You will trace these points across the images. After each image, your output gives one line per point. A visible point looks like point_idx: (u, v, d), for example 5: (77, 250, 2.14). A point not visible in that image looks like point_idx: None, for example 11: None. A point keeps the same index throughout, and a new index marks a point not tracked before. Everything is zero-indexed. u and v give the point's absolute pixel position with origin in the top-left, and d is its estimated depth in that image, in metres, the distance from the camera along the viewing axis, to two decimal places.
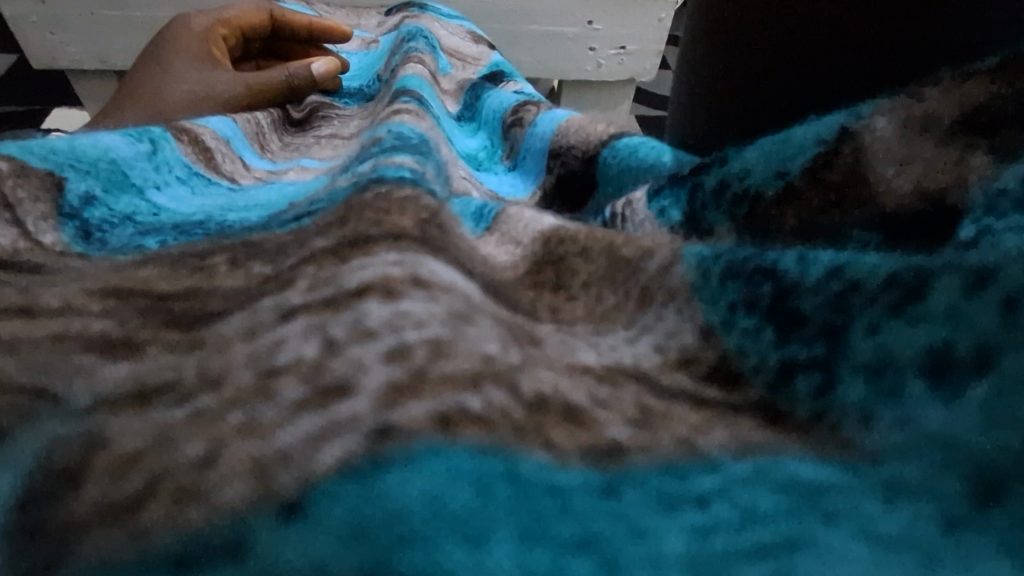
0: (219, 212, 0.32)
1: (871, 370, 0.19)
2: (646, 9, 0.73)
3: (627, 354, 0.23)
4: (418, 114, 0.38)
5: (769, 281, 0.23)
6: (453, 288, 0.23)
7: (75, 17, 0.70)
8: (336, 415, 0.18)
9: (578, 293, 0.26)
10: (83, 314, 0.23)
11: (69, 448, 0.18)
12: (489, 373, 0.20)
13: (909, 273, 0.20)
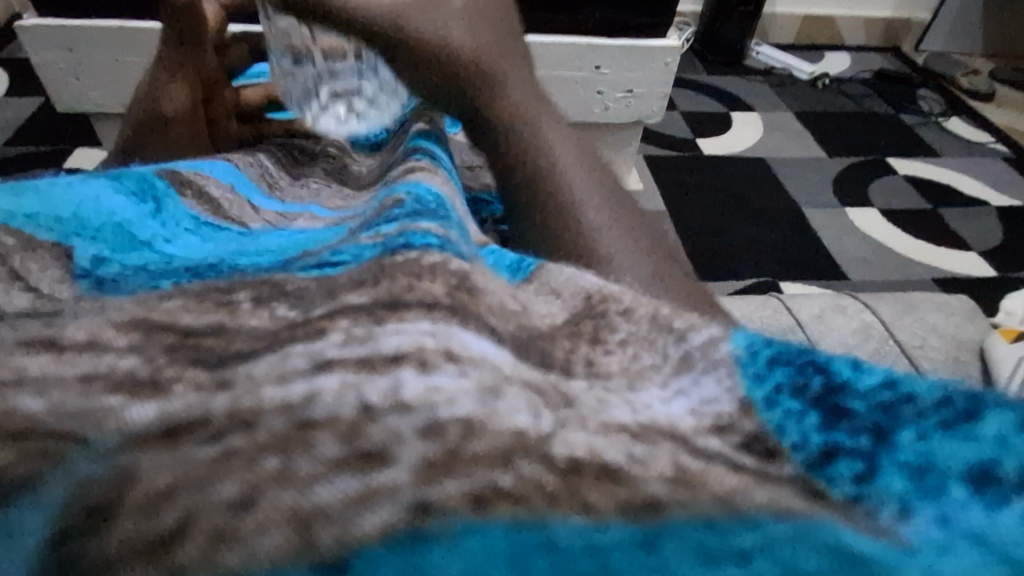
0: (233, 257, 0.32)
1: (913, 469, 0.22)
2: (653, 56, 0.74)
3: (663, 413, 0.23)
4: (433, 172, 0.38)
5: (821, 375, 0.25)
6: (482, 359, 0.23)
7: (98, 65, 0.72)
8: (374, 481, 0.19)
9: (615, 348, 0.26)
10: (108, 349, 0.23)
11: (102, 483, 0.19)
12: (522, 449, 0.21)
13: (960, 399, 0.23)
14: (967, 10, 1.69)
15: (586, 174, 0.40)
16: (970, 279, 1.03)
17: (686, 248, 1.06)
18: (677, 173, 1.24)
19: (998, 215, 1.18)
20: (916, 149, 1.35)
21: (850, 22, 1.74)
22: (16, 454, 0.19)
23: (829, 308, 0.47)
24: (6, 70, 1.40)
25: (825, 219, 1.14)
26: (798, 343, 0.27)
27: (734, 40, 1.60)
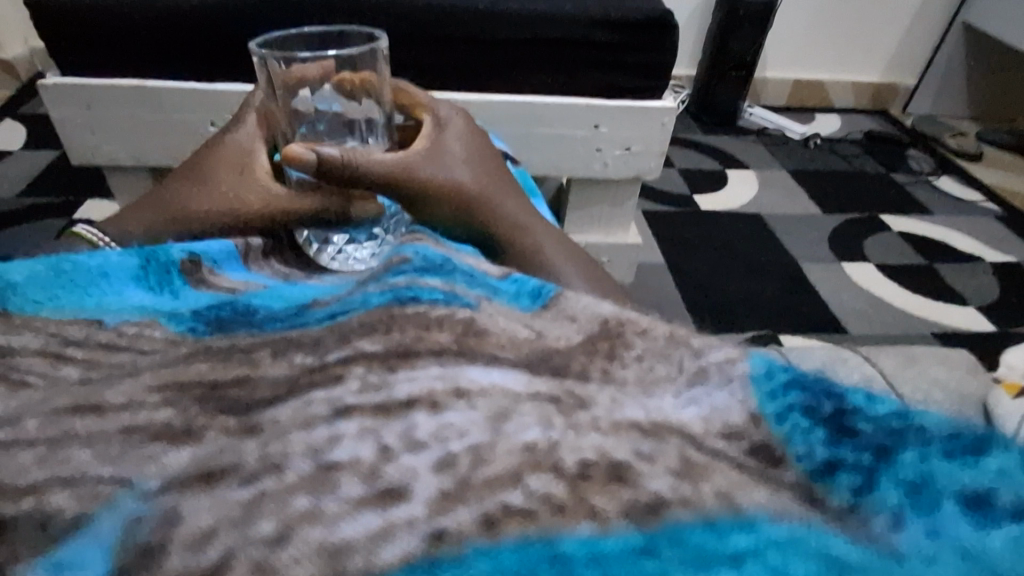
0: (250, 300, 0.32)
1: (911, 485, 0.22)
2: (649, 115, 0.77)
3: (673, 415, 0.25)
4: (437, 241, 0.39)
5: (832, 399, 0.25)
6: (490, 390, 0.25)
7: (114, 121, 0.75)
8: (394, 517, 0.21)
9: (630, 363, 0.27)
10: (144, 405, 0.25)
11: (149, 527, 0.21)
12: (532, 466, 0.22)
13: (966, 435, 0.24)
14: (952, 75, 1.76)
15: (574, 268, 0.43)
16: (969, 334, 1.03)
17: (687, 301, 1.06)
18: (676, 228, 1.26)
19: (994, 271, 1.19)
20: (909, 206, 1.38)
21: (840, 86, 1.81)
22: (76, 499, 0.22)
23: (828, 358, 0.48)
24: (24, 126, 1.45)
25: (822, 274, 1.16)
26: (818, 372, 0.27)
27: (729, 103, 1.66)
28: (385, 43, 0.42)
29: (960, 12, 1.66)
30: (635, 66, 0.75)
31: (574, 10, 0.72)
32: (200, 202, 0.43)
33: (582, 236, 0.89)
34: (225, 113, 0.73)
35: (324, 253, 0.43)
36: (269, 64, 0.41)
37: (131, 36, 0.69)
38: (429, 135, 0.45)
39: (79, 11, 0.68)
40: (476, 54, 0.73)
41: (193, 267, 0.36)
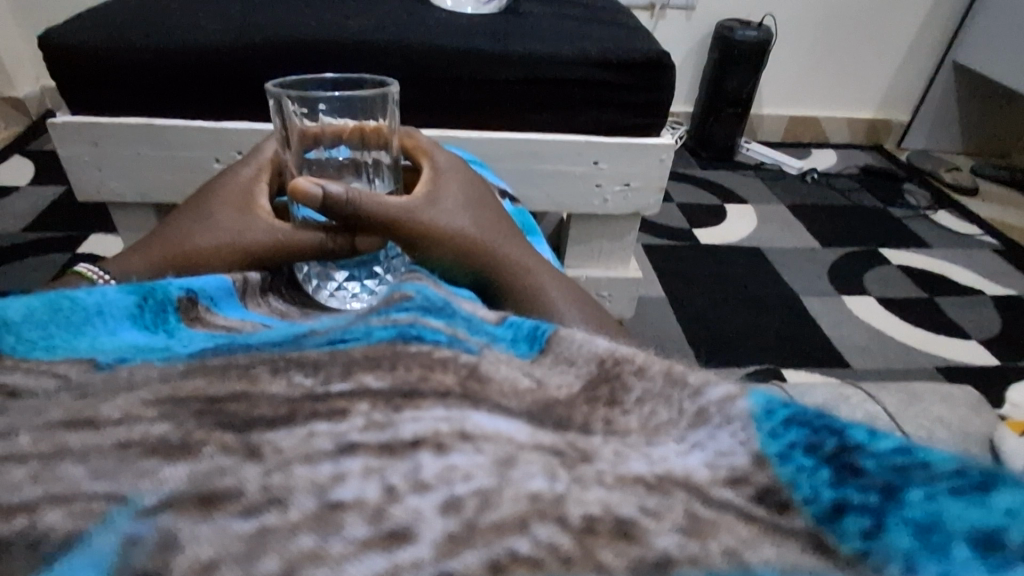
0: (249, 338, 0.32)
1: (921, 527, 0.19)
2: (648, 152, 0.78)
3: (678, 465, 0.23)
4: (433, 282, 0.39)
5: (835, 436, 0.23)
6: (498, 435, 0.24)
7: (121, 160, 0.76)
8: (398, 559, 0.19)
9: (632, 408, 0.26)
10: (139, 419, 0.24)
11: (146, 551, 0.19)
12: (537, 514, 0.20)
13: (977, 472, 0.21)
14: (944, 113, 1.80)
15: (577, 310, 0.43)
16: (974, 368, 1.02)
17: (688, 336, 1.06)
18: (677, 262, 1.26)
19: (995, 304, 1.19)
20: (908, 239, 1.39)
21: (835, 122, 1.84)
22: (66, 515, 0.20)
23: (833, 395, 0.48)
24: (33, 162, 1.48)
25: (823, 307, 1.16)
26: (825, 412, 0.25)
27: (726, 138, 1.69)
28: (397, 90, 0.43)
29: (949, 52, 1.71)
30: (632, 105, 0.77)
31: (572, 51, 0.74)
32: (201, 240, 0.43)
33: (582, 271, 0.89)
34: (231, 151, 0.75)
35: (323, 291, 0.44)
36: (285, 107, 0.41)
37: (143, 75, 0.71)
38: (429, 180, 0.46)
39: (93, 51, 0.69)
40: (477, 93, 0.74)
41: (190, 306, 0.37)
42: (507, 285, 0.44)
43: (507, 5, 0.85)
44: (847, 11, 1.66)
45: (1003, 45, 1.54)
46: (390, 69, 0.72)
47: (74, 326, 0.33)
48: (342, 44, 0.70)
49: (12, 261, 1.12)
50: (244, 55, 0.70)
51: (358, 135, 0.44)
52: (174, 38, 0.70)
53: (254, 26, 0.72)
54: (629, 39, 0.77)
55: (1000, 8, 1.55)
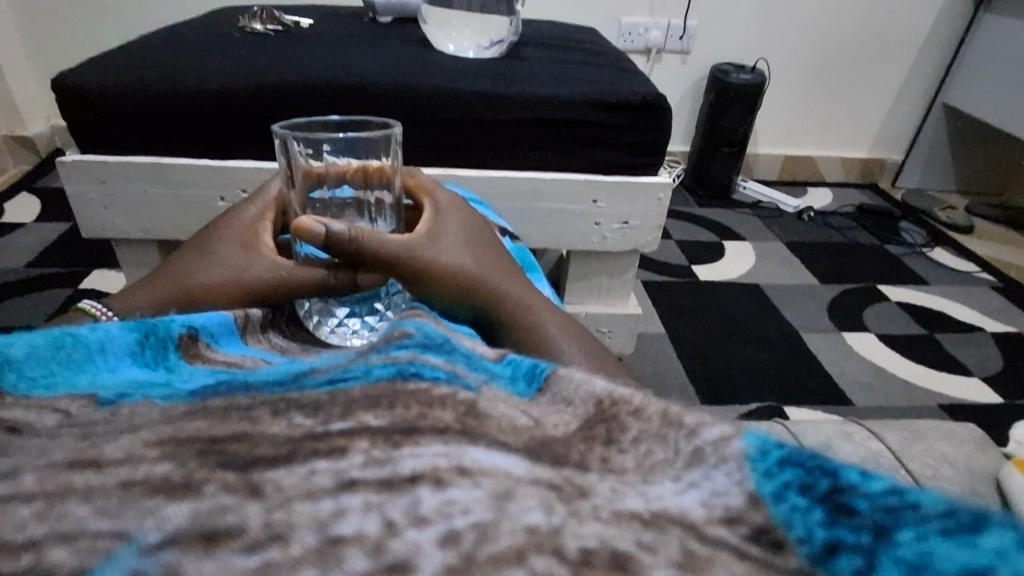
0: (249, 376, 0.32)
1: (912, 566, 0.19)
2: (645, 191, 0.80)
3: (674, 503, 0.23)
4: (434, 319, 0.39)
5: (828, 478, 0.23)
6: (497, 471, 0.24)
7: (128, 198, 0.77)
8: None
9: (628, 447, 0.26)
10: (143, 459, 0.24)
11: None
12: (535, 548, 0.20)
13: (966, 513, 0.21)
14: (936, 153, 1.84)
15: (576, 347, 0.44)
16: (976, 405, 1.02)
17: (689, 372, 1.06)
18: (676, 299, 1.27)
19: (995, 341, 1.19)
20: (906, 277, 1.40)
21: (829, 162, 1.88)
22: (72, 552, 0.20)
23: (834, 434, 0.47)
24: (40, 199, 1.50)
25: (824, 344, 1.16)
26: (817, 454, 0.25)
27: (722, 177, 1.72)
28: (400, 132, 0.44)
29: (938, 94, 1.75)
30: (631, 145, 0.79)
31: (570, 93, 0.75)
32: (205, 277, 0.44)
33: (581, 306, 0.90)
34: (236, 189, 0.76)
35: (323, 327, 0.45)
36: (291, 148, 0.42)
37: (152, 116, 0.73)
38: (430, 218, 0.47)
39: (105, 93, 0.71)
40: (478, 133, 0.76)
41: (190, 343, 0.37)
42: (506, 321, 0.44)
43: (508, 50, 0.88)
44: (838, 55, 1.72)
45: (991, 88, 1.58)
46: (393, 111, 0.74)
47: (75, 363, 0.33)
48: (347, 87, 0.72)
49: (14, 296, 1.13)
50: (252, 98, 0.72)
51: (361, 174, 0.45)
52: (183, 80, 0.72)
53: (261, 69, 0.74)
54: (626, 82, 0.80)
55: (987, 53, 1.60)
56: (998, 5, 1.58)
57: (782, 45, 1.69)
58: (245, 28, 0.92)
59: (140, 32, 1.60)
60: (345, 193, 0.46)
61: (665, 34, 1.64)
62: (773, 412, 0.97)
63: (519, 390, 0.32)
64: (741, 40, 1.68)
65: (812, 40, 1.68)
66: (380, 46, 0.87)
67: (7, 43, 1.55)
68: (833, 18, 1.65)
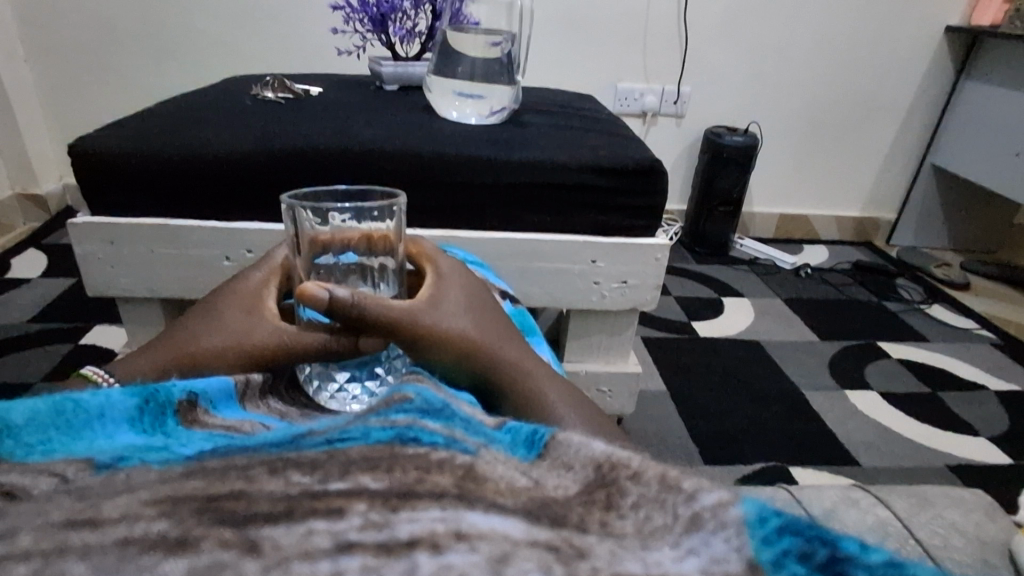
0: (247, 438, 0.32)
1: None
2: (644, 252, 0.81)
3: (673, 570, 0.23)
4: (435, 385, 0.39)
5: (827, 548, 0.24)
6: (494, 534, 0.24)
7: (135, 258, 0.78)
8: None
9: (628, 512, 0.26)
10: (140, 517, 0.24)
11: None
12: None
13: None
14: (928, 212, 1.88)
15: (575, 413, 0.44)
16: (984, 466, 1.00)
17: (691, 431, 1.04)
18: (676, 356, 1.27)
19: (999, 399, 1.18)
20: (905, 334, 1.40)
21: (824, 220, 1.91)
22: None
23: (840, 499, 0.47)
24: (47, 255, 1.52)
25: (826, 402, 1.15)
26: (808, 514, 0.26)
27: (718, 234, 1.75)
28: (404, 201, 0.46)
29: (927, 155, 1.80)
30: (628, 208, 0.81)
31: (568, 158, 0.78)
32: (208, 342, 0.44)
33: (581, 365, 0.90)
34: (242, 249, 0.78)
35: (323, 391, 0.45)
36: (298, 215, 0.43)
37: (162, 180, 0.75)
38: (433, 282, 0.48)
39: (118, 157, 0.74)
40: (478, 196, 0.78)
41: (189, 409, 0.37)
42: (505, 386, 0.44)
43: (509, 116, 0.91)
44: (827, 119, 1.78)
45: (977, 150, 1.63)
46: (395, 177, 0.76)
47: (74, 429, 0.33)
48: (351, 154, 0.75)
49: (14, 352, 1.13)
50: (261, 163, 0.74)
51: (366, 242, 0.46)
52: (194, 147, 0.74)
53: (270, 136, 0.77)
54: (622, 148, 0.82)
55: (971, 117, 1.66)
56: (978, 72, 1.64)
57: (773, 109, 1.75)
58: (257, 96, 0.95)
59: (158, 97, 1.67)
60: (348, 259, 0.47)
61: (659, 99, 1.71)
62: (778, 473, 0.95)
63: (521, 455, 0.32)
64: (733, 105, 1.74)
65: (801, 104, 1.75)
66: (386, 113, 0.90)
67: (27, 106, 1.61)
68: (821, 84, 1.72)
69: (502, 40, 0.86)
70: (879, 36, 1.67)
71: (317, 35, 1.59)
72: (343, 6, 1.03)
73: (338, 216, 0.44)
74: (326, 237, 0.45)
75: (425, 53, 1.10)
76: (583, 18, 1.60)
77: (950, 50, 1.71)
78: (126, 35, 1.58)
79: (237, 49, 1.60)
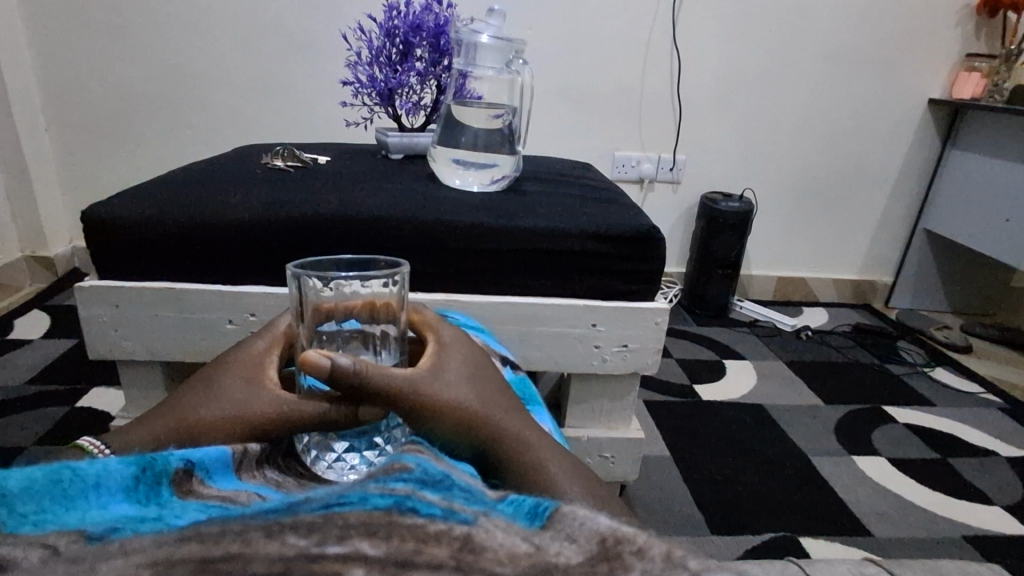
0: (242, 508, 0.32)
1: None
2: (644, 316, 0.82)
3: None
4: (435, 456, 0.39)
5: None
6: None
7: (139, 321, 0.79)
8: None
9: None
10: None
11: None
12: None
13: None
14: (925, 274, 1.90)
15: (575, 485, 0.43)
16: (1000, 536, 0.97)
17: (696, 498, 1.02)
18: (679, 420, 1.25)
19: (1009, 466, 1.16)
20: (911, 397, 1.39)
21: (822, 282, 1.93)
22: None
23: (851, 572, 0.45)
24: (50, 317, 1.52)
25: (834, 468, 1.12)
26: None
27: (717, 297, 1.76)
28: (407, 269, 0.47)
29: (920, 220, 1.84)
30: (626, 272, 0.82)
31: (568, 225, 0.79)
32: (207, 412, 0.44)
33: (582, 430, 0.89)
34: (245, 312, 0.79)
35: (321, 462, 0.45)
36: (304, 283, 0.45)
37: (171, 246, 0.77)
38: (434, 351, 0.48)
39: (129, 222, 0.75)
40: (480, 261, 0.80)
41: (185, 479, 0.37)
42: (505, 456, 0.44)
43: (510, 184, 0.94)
44: (819, 185, 1.82)
45: (967, 215, 1.67)
46: (398, 243, 0.78)
47: (67, 498, 0.33)
48: (356, 220, 0.77)
49: (10, 415, 1.11)
50: (268, 229, 0.76)
51: (368, 309, 0.47)
52: (203, 212, 0.76)
53: (277, 203, 0.79)
54: (622, 215, 0.84)
55: (960, 184, 1.71)
56: (962, 141, 1.71)
57: (765, 176, 1.80)
58: (267, 164, 0.99)
59: (170, 164, 1.72)
60: (349, 329, 0.47)
61: (655, 166, 1.76)
62: (786, 543, 0.92)
63: (524, 524, 0.31)
64: (729, 171, 1.79)
65: (793, 171, 1.80)
66: (391, 181, 0.93)
67: (44, 173, 1.66)
68: (811, 151, 1.78)
69: (504, 112, 0.90)
70: (865, 107, 1.74)
71: (326, 107, 1.66)
72: (352, 82, 1.08)
73: (342, 283, 0.45)
74: (330, 306, 0.46)
75: (429, 125, 1.14)
76: (581, 91, 1.67)
77: (934, 121, 1.77)
78: (143, 106, 1.65)
79: (249, 120, 1.67)
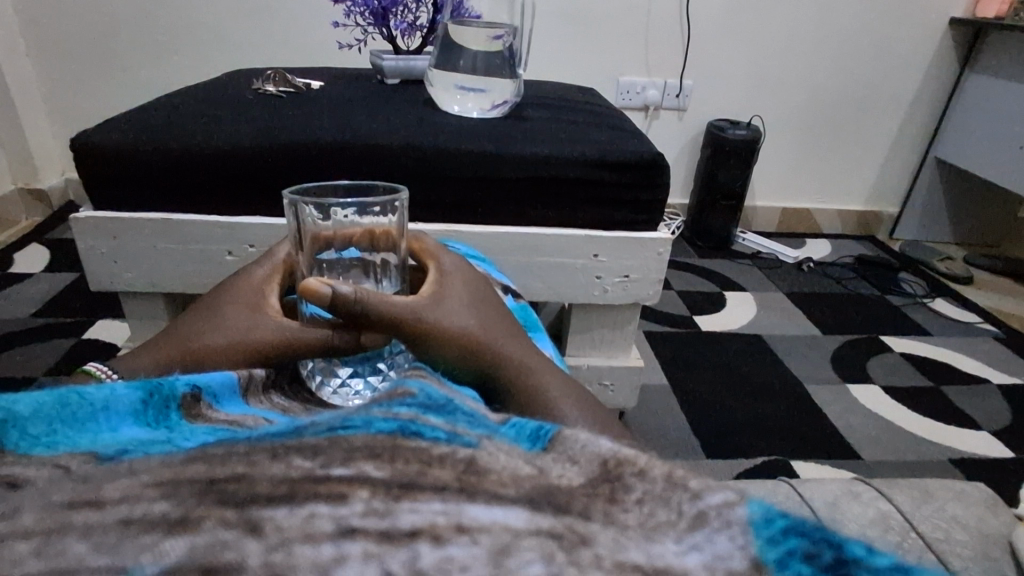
0: (247, 431, 0.32)
1: None
2: (645, 246, 0.81)
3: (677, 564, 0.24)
4: (438, 381, 0.39)
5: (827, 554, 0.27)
6: (494, 525, 0.25)
7: (139, 256, 0.79)
8: None
9: (632, 507, 0.27)
10: (142, 499, 0.25)
11: None
12: None
13: None
14: (932, 205, 1.87)
15: (576, 409, 0.44)
16: (986, 459, 1.00)
17: (693, 424, 1.04)
18: (678, 350, 1.26)
19: (1003, 395, 1.18)
20: (909, 327, 1.40)
21: (826, 214, 1.90)
22: None
23: (842, 490, 0.47)
24: (51, 250, 1.52)
25: (828, 395, 1.15)
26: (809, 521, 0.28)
27: (720, 228, 1.74)
28: (407, 196, 0.46)
29: (931, 148, 1.79)
30: (628, 202, 0.80)
31: (570, 153, 0.77)
32: (211, 338, 0.44)
33: (582, 358, 0.90)
34: (244, 243, 0.78)
35: (326, 387, 0.46)
36: (301, 211, 0.44)
37: (164, 175, 0.75)
38: (435, 278, 0.48)
39: (121, 151, 0.74)
40: (480, 190, 0.78)
41: (192, 403, 0.38)
42: (506, 381, 0.45)
43: (511, 109, 0.91)
44: (829, 113, 1.77)
45: (979, 144, 1.63)
46: (396, 171, 0.76)
47: (77, 421, 0.33)
48: (352, 148, 0.75)
49: (21, 346, 1.13)
50: (262, 157, 0.74)
51: (368, 238, 0.46)
52: (195, 141, 0.74)
53: (271, 130, 0.76)
54: (625, 142, 0.82)
55: (974, 111, 1.65)
56: (981, 65, 1.64)
57: (775, 102, 1.74)
58: (258, 90, 0.95)
59: (159, 92, 1.66)
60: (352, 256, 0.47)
61: (661, 93, 1.70)
62: (778, 466, 0.95)
63: (527, 447, 0.31)
64: (736, 98, 1.73)
65: (803, 97, 1.74)
66: (387, 107, 0.90)
67: (29, 102, 1.61)
68: (822, 76, 1.71)
69: (504, 32, 0.86)
70: (881, 29, 1.67)
71: (316, 29, 1.59)
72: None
73: (340, 211, 0.44)
74: (331, 235, 0.45)
75: (427, 47, 1.09)
76: (584, 13, 1.59)
77: (953, 43, 1.70)
78: (127, 30, 1.58)
79: (237, 44, 1.60)
